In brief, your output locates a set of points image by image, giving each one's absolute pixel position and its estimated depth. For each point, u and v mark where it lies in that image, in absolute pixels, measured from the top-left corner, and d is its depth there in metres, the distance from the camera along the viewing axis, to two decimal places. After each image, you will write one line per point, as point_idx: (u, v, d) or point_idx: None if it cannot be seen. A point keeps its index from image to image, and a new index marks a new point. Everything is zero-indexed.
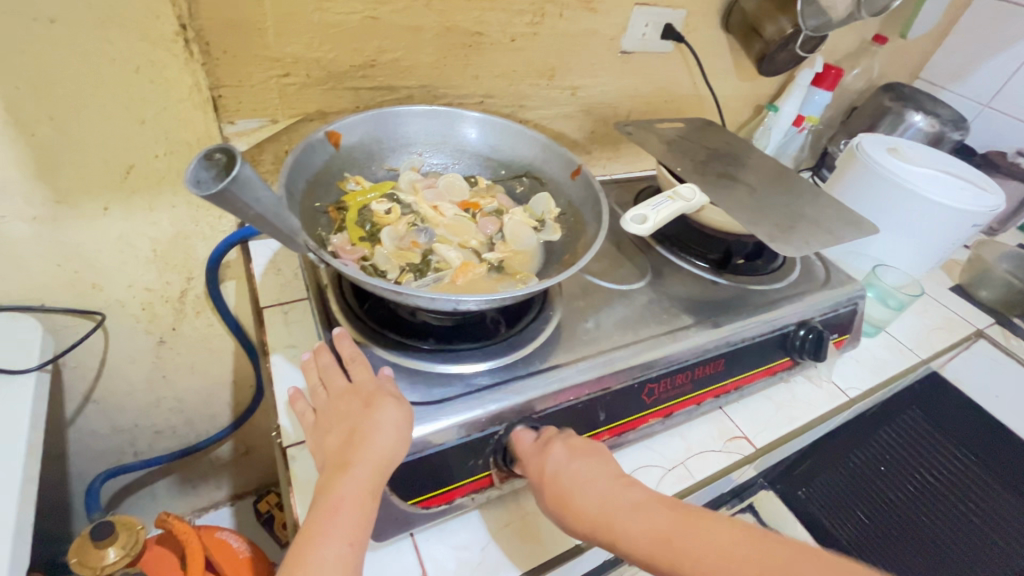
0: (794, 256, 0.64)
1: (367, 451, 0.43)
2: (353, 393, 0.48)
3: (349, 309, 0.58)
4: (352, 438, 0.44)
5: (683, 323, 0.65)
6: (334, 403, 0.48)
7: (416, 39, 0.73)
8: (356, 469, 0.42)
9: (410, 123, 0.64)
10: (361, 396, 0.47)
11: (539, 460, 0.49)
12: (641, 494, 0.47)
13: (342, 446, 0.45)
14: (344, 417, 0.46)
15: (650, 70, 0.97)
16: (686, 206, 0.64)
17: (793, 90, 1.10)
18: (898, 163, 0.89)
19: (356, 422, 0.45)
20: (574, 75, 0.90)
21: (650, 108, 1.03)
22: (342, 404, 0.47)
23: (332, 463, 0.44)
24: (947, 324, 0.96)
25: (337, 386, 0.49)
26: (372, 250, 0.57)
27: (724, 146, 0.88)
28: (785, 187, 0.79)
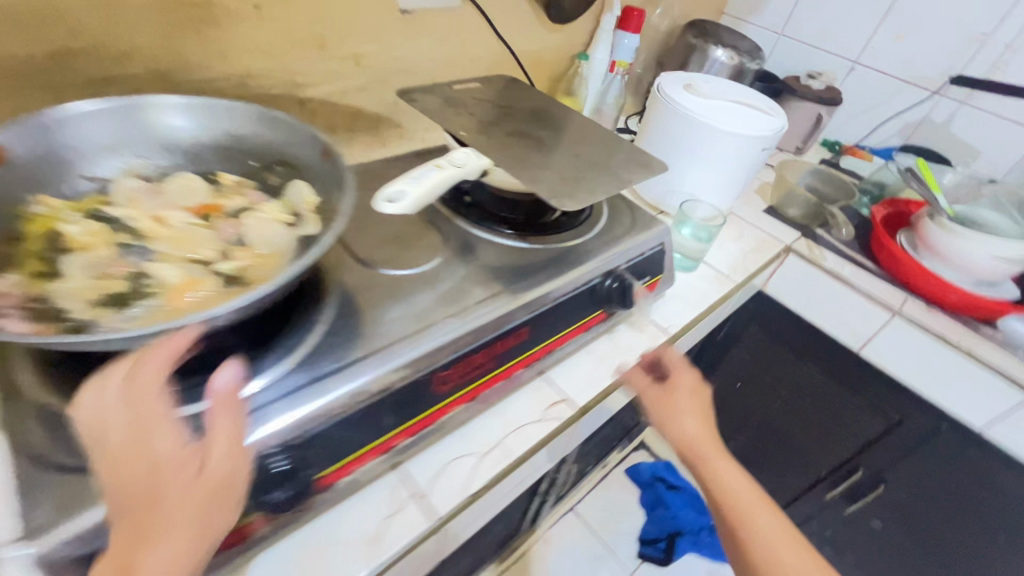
0: (576, 210, 0.61)
1: (162, 538, 0.35)
2: (171, 432, 0.39)
3: (59, 368, 0.47)
4: (168, 488, 0.37)
5: (480, 298, 0.61)
6: (119, 441, 0.37)
7: (119, 16, 0.60)
8: (164, 542, 0.35)
9: (107, 122, 0.53)
10: (172, 432, 0.39)
11: (679, 393, 0.69)
12: (723, 465, 0.64)
13: (148, 494, 0.36)
14: (145, 458, 0.37)
15: (443, 28, 0.90)
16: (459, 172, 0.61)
17: (600, 36, 1.12)
18: (690, 99, 0.92)
19: (185, 469, 0.38)
20: (352, 42, 0.81)
21: (455, 70, 0.97)
22: (143, 443, 0.38)
23: (152, 515, 0.36)
24: (760, 245, 1.02)
25: (112, 417, 0.38)
26: (58, 286, 0.45)
27: (525, 102, 0.85)
28: (580, 138, 0.77)
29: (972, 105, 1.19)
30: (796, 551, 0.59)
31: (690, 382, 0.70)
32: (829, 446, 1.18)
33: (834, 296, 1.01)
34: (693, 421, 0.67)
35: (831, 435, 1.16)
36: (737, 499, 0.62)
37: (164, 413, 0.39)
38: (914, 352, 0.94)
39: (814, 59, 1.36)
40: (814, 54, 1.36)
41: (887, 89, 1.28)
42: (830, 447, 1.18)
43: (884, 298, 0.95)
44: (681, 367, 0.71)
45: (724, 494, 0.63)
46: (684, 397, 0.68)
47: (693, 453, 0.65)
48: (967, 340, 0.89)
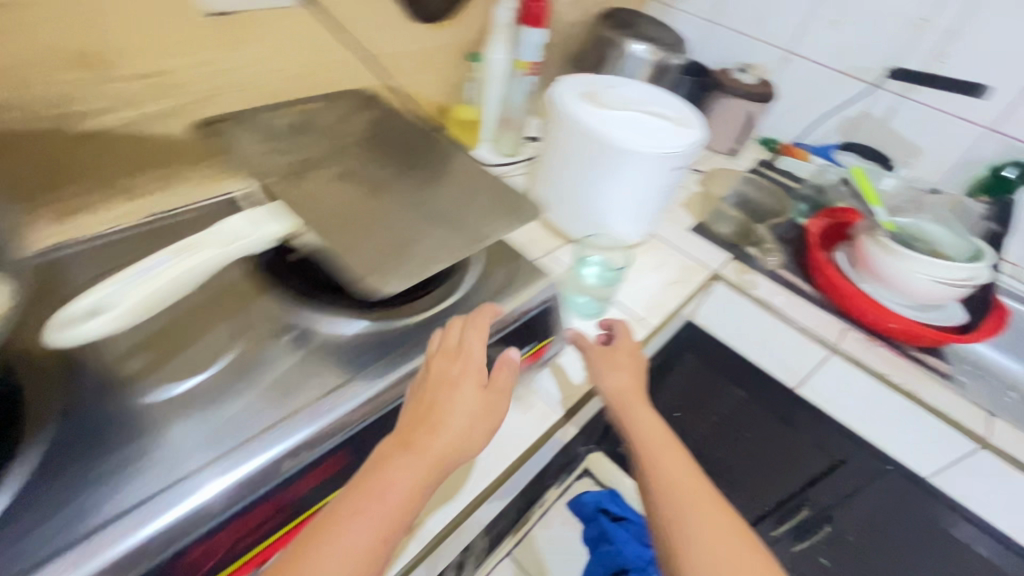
0: (399, 288, 0.45)
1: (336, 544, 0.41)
2: (481, 381, 0.51)
3: None
4: (421, 447, 0.46)
5: (273, 420, 0.47)
6: (428, 403, 0.49)
7: None
8: (342, 544, 0.41)
9: None
10: (475, 386, 0.50)
11: (618, 349, 0.70)
12: (646, 415, 0.64)
13: (369, 480, 0.44)
14: (445, 414, 0.48)
15: (279, 33, 0.72)
16: (220, 255, 0.44)
17: (496, 35, 0.94)
18: (592, 111, 0.77)
19: (484, 414, 0.50)
20: (143, 58, 0.63)
21: (309, 83, 0.80)
22: (441, 402, 0.49)
23: (392, 483, 0.44)
24: (683, 274, 0.88)
25: (456, 372, 0.51)
26: None
27: (379, 127, 0.68)
28: (437, 175, 0.61)
29: (913, 101, 1.07)
30: (702, 495, 0.57)
31: (624, 339, 0.71)
32: (778, 477, 1.05)
33: (768, 331, 0.89)
34: (624, 376, 0.67)
35: (779, 465, 1.04)
36: (648, 442, 0.62)
37: (483, 369, 0.52)
38: (850, 389, 0.84)
39: (746, 49, 1.23)
40: (746, 43, 1.22)
41: (824, 83, 1.16)
42: (779, 478, 1.05)
43: (821, 331, 0.84)
44: (625, 333, 0.72)
45: (639, 439, 0.62)
46: (621, 355, 0.69)
47: (621, 405, 0.65)
48: (914, 380, 0.79)
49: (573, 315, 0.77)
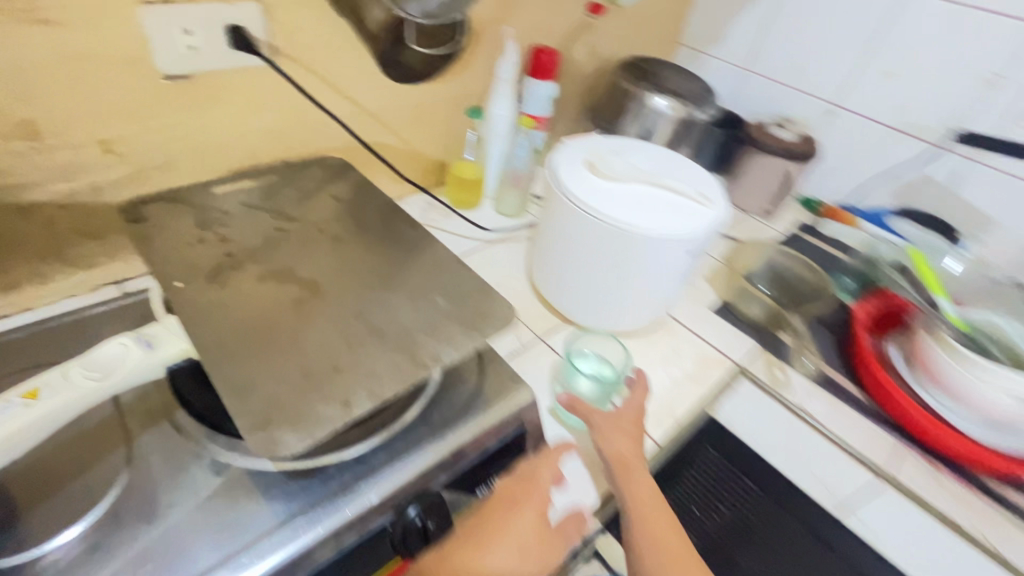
0: (293, 449, 0.36)
1: None
2: (546, 510, 0.50)
3: None
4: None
5: None
6: (489, 529, 0.47)
7: None
8: None
9: None
10: (538, 519, 0.48)
11: (619, 410, 0.60)
12: (648, 486, 0.55)
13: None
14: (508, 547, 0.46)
15: (248, 95, 0.66)
16: (81, 398, 0.38)
17: (496, 88, 0.86)
18: (589, 186, 0.67)
19: (543, 554, 0.47)
20: (87, 127, 0.57)
21: (285, 147, 0.73)
22: (504, 531, 0.47)
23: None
24: (699, 369, 0.75)
25: (522, 497, 0.49)
26: None
27: (347, 206, 0.61)
28: (392, 275, 0.52)
29: (984, 164, 0.92)
30: None
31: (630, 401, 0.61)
32: None
33: (821, 453, 0.70)
34: (629, 441, 0.57)
35: None
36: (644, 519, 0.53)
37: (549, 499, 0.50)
38: None
39: (785, 101, 1.10)
40: (786, 95, 1.10)
41: (875, 142, 1.02)
42: None
43: (880, 458, 0.70)
44: (636, 391, 0.62)
45: (637, 511, 0.54)
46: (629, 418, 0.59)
47: (623, 473, 0.55)
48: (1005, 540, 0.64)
49: (557, 424, 0.63)
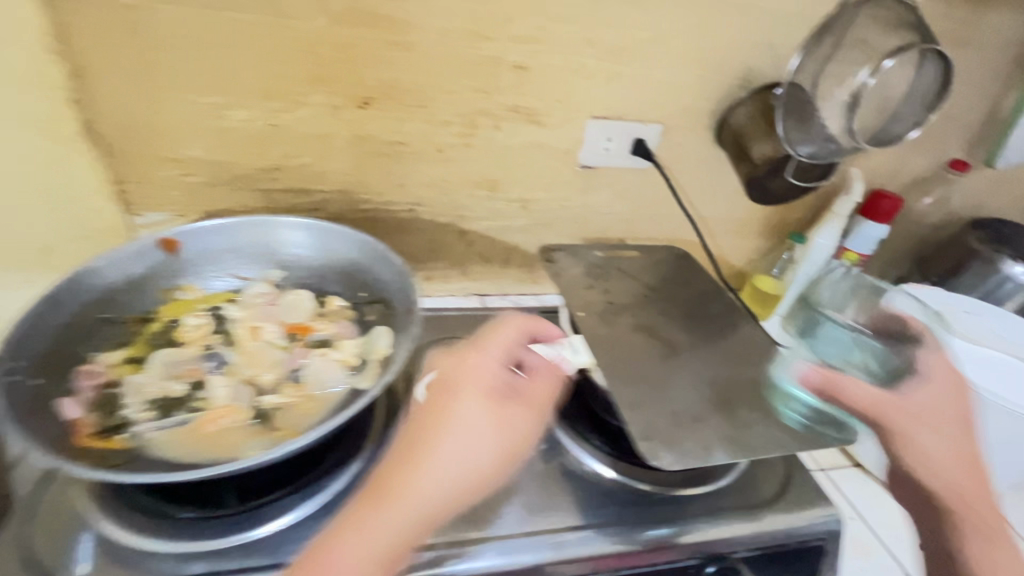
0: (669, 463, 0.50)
1: (378, 508, 0.42)
2: (487, 381, 0.49)
3: None
4: (461, 460, 0.44)
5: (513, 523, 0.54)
6: (435, 414, 0.47)
7: (328, 146, 0.71)
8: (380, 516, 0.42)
9: (241, 233, 0.59)
10: (486, 387, 0.49)
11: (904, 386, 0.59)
12: (937, 454, 0.59)
13: (389, 491, 0.43)
14: (458, 422, 0.46)
15: (624, 186, 0.85)
16: (549, 366, 0.54)
17: (826, 221, 0.89)
18: (932, 335, 0.68)
19: (507, 421, 0.47)
20: (522, 188, 0.81)
21: (629, 228, 0.90)
22: (456, 416, 0.46)
23: (428, 491, 0.43)
24: None
25: (459, 385, 0.49)
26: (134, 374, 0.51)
27: (685, 288, 0.72)
28: (735, 362, 0.63)
29: None
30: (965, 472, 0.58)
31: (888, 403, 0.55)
32: None
33: None
34: (903, 410, 0.59)
35: None
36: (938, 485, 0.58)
37: (486, 369, 0.50)
38: None
39: None
40: None
41: None
42: None
43: None
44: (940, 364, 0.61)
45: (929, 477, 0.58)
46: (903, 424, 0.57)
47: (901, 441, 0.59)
48: None
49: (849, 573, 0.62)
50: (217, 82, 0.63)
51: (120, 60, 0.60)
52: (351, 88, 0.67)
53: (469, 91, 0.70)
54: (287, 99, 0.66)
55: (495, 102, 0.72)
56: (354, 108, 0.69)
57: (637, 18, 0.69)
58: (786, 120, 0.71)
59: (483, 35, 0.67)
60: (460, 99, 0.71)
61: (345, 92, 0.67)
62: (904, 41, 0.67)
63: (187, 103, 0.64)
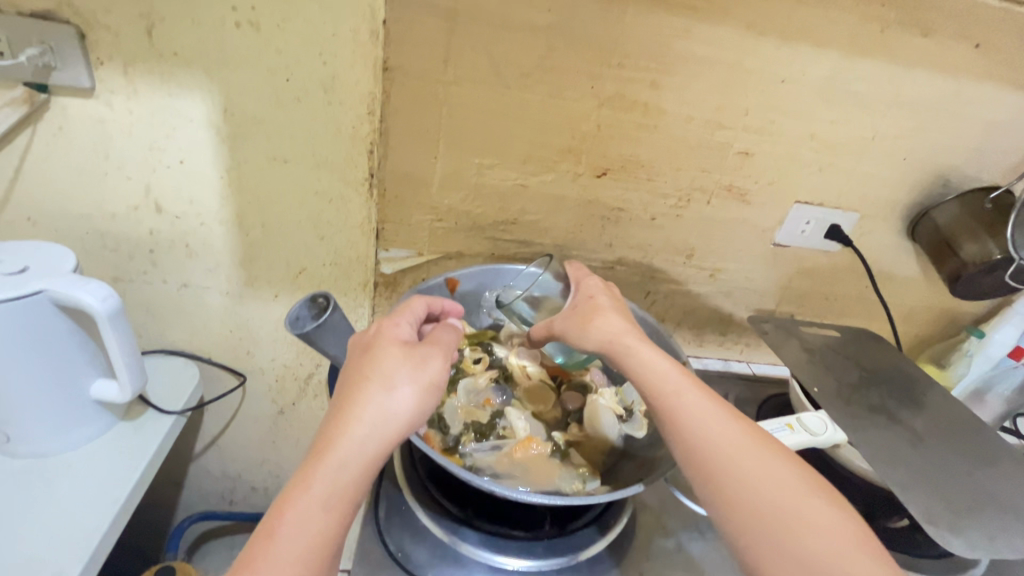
0: (965, 551, 0.50)
1: (309, 480, 0.44)
2: (391, 334, 0.52)
3: (409, 462, 0.62)
4: (372, 417, 0.47)
5: None
6: (359, 374, 0.49)
7: (559, 206, 0.79)
8: (315, 485, 0.44)
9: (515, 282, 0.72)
10: (391, 346, 0.51)
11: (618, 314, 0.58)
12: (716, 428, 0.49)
13: (323, 448, 0.46)
14: (383, 381, 0.48)
15: (809, 265, 0.89)
16: (810, 440, 0.59)
17: (1007, 317, 0.88)
18: None
19: (368, 367, 0.49)
20: (715, 258, 0.87)
21: (804, 304, 0.93)
22: (374, 371, 0.49)
23: (353, 450, 0.46)
24: None
25: (373, 341, 0.51)
26: (446, 398, 0.60)
27: (890, 371, 0.74)
28: (970, 450, 0.63)
29: None
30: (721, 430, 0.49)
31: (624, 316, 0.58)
32: None
33: None
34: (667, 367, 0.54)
35: None
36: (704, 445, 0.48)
37: (395, 328, 0.53)
38: None
39: None
40: None
41: None
42: None
43: None
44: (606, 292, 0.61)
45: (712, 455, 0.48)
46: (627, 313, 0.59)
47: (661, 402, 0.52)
48: None
49: None
50: (489, 146, 0.73)
51: (418, 125, 0.71)
52: (595, 159, 0.76)
53: (694, 169, 0.78)
54: (539, 165, 0.75)
55: (714, 180, 0.79)
56: (592, 176, 0.77)
57: (861, 118, 0.75)
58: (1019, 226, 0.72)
59: (720, 123, 0.74)
60: (684, 175, 0.78)
61: (588, 162, 0.76)
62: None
63: (460, 161, 0.74)
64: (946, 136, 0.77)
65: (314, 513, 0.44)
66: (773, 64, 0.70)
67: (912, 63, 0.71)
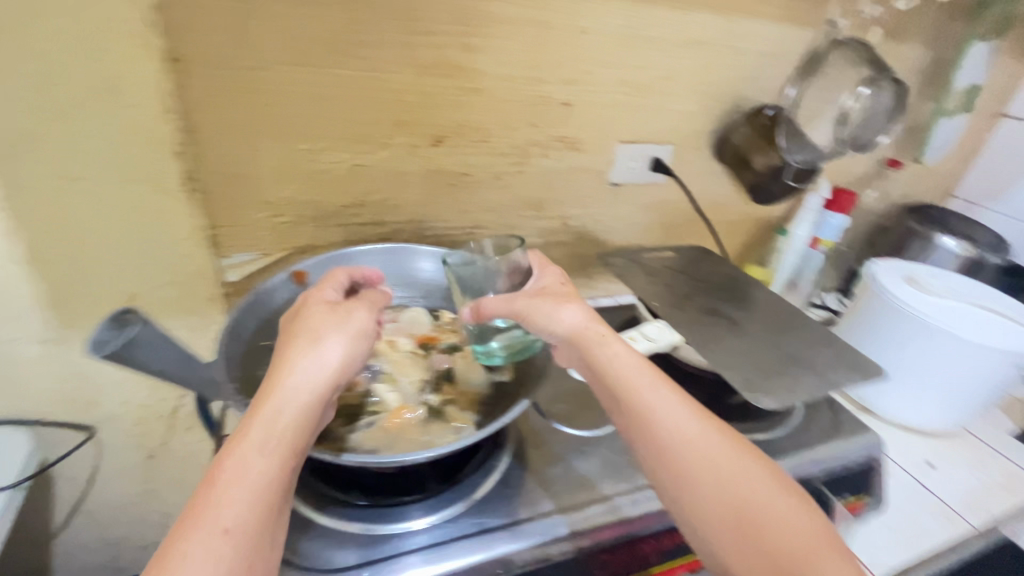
0: (774, 405, 0.61)
1: (247, 428, 0.44)
2: (318, 299, 0.55)
3: None
4: (307, 365, 0.48)
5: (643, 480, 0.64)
6: (290, 333, 0.51)
7: (404, 181, 0.79)
8: (253, 434, 0.44)
9: (366, 262, 0.73)
10: (320, 306, 0.54)
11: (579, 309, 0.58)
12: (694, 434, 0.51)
13: (259, 400, 0.46)
14: (312, 335, 0.50)
15: (644, 199, 0.99)
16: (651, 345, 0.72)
17: (801, 215, 1.05)
18: (915, 293, 0.83)
19: (301, 326, 0.52)
20: (562, 206, 0.93)
21: (647, 234, 1.04)
22: (303, 327, 0.51)
23: (288, 396, 0.47)
24: (1004, 480, 0.83)
25: (301, 307, 0.54)
26: None
27: (716, 277, 0.86)
28: (778, 327, 0.76)
29: None
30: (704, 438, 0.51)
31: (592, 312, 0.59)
32: None
33: None
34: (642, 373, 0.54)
35: None
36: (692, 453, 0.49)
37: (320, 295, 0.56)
38: None
39: None
40: None
41: None
42: None
43: None
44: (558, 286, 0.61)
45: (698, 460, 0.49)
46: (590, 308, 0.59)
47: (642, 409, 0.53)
48: None
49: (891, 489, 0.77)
50: (314, 130, 0.71)
51: (230, 118, 0.66)
52: (428, 128, 0.76)
53: (525, 126, 0.82)
54: (374, 143, 0.74)
55: (545, 134, 0.84)
56: (429, 146, 0.78)
57: (658, 60, 0.83)
58: (790, 137, 0.89)
59: (538, 78, 0.78)
60: (517, 133, 0.82)
61: (422, 132, 0.76)
62: (869, 73, 0.93)
63: (287, 150, 0.71)
64: (727, 68, 0.89)
65: (257, 454, 0.44)
66: (572, 17, 0.75)
67: (687, 5, 0.80)
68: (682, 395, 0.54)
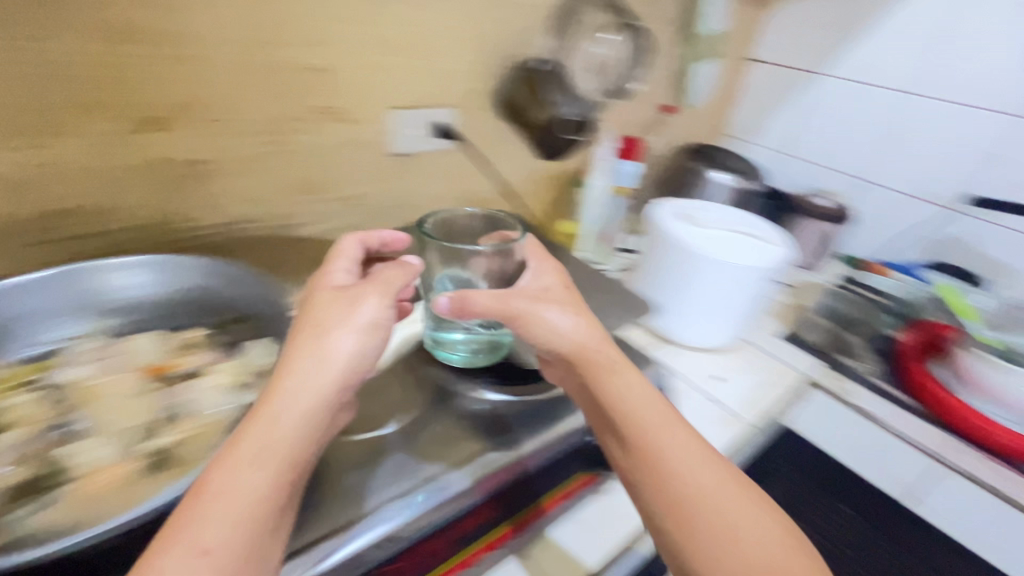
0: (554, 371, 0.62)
1: (235, 446, 0.42)
2: (324, 285, 0.53)
3: None
4: (307, 365, 0.46)
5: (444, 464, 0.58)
6: (302, 324, 0.49)
7: (119, 178, 0.64)
8: (236, 453, 0.42)
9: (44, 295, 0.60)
10: (325, 292, 0.51)
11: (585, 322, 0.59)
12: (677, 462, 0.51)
13: (260, 409, 0.44)
14: (321, 326, 0.48)
15: (436, 167, 0.94)
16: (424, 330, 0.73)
17: (597, 166, 1.09)
18: (687, 228, 0.91)
19: (309, 317, 0.49)
20: (343, 185, 0.84)
21: (448, 203, 1.00)
22: (310, 318, 0.49)
23: (287, 401, 0.44)
24: (773, 376, 0.97)
25: (309, 294, 0.52)
26: None
27: None
28: None
29: (999, 226, 1.10)
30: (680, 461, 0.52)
31: (598, 329, 0.59)
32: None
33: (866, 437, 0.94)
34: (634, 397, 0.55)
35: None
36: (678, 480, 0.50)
37: (328, 281, 0.53)
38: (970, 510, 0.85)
39: (827, 177, 1.32)
40: (826, 173, 1.32)
41: (903, 209, 1.22)
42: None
43: (936, 447, 0.87)
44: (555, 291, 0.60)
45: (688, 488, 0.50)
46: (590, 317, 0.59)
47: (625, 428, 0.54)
48: None
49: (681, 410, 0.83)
50: None
51: None
52: (135, 110, 0.62)
53: (271, 97, 0.71)
54: (54, 134, 0.58)
55: (299, 104, 0.73)
56: (143, 132, 0.64)
57: (416, 14, 0.77)
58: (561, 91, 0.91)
59: (274, 41, 0.67)
60: (262, 106, 0.70)
61: (126, 115, 0.62)
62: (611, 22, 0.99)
63: None
64: (493, 23, 0.86)
65: (242, 474, 0.41)
66: None
67: None
68: (682, 424, 0.55)
